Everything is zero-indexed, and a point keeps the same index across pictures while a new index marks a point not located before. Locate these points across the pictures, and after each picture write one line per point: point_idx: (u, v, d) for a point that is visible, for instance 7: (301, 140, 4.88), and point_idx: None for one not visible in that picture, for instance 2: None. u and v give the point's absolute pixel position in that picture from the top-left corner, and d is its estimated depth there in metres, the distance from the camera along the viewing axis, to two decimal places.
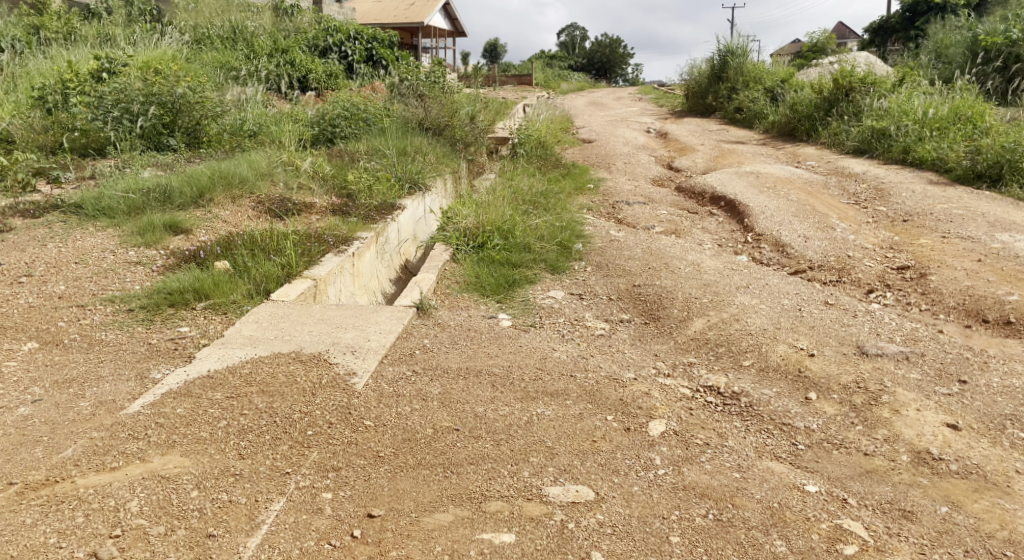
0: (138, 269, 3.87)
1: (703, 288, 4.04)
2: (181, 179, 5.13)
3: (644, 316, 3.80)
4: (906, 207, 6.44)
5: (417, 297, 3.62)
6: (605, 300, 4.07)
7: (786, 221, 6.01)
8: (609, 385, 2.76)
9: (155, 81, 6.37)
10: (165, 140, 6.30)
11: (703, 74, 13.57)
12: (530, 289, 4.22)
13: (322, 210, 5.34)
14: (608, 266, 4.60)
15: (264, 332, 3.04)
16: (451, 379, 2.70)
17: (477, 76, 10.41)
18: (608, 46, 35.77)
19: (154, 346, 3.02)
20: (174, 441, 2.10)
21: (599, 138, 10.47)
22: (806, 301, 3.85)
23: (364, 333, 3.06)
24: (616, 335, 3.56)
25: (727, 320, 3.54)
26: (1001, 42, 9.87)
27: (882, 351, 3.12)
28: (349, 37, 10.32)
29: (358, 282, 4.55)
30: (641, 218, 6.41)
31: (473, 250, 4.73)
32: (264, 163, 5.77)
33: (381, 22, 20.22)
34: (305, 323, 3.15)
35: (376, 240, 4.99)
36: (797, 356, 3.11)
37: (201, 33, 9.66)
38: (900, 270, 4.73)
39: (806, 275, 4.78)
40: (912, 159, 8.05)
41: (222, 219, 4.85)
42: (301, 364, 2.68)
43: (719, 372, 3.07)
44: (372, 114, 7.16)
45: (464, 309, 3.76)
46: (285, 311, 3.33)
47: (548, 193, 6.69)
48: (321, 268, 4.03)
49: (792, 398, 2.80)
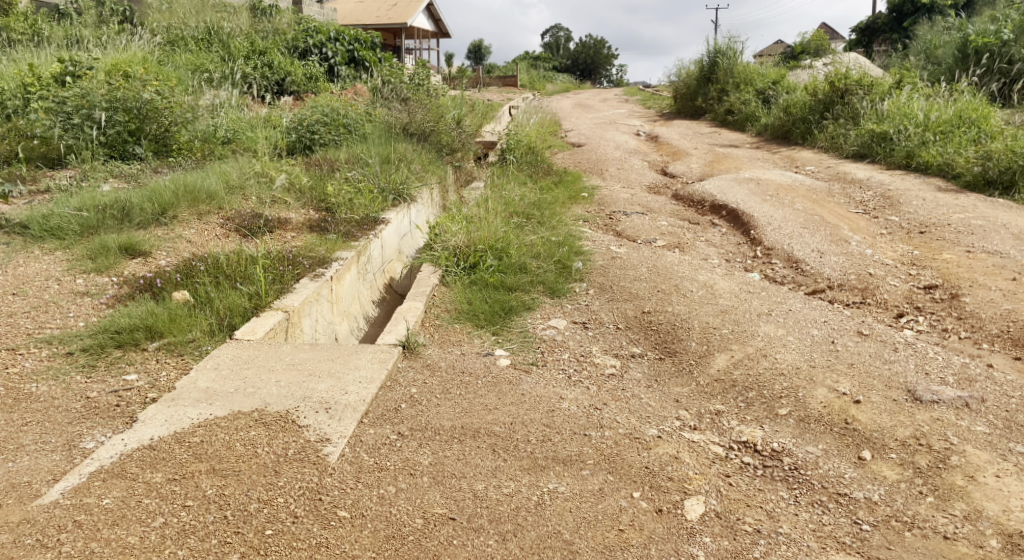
0: (85, 302, 3.41)
1: (720, 316, 3.63)
2: (142, 194, 4.66)
3: (657, 349, 3.41)
4: (921, 217, 6.09)
5: (403, 334, 3.19)
6: (612, 329, 3.66)
7: (796, 233, 5.62)
8: (630, 446, 2.34)
9: (120, 86, 5.89)
10: (130, 149, 5.82)
11: (692, 76, 13.22)
12: (528, 317, 3.80)
13: (298, 226, 4.89)
14: (613, 288, 4.18)
15: (224, 384, 2.59)
16: (443, 444, 2.27)
17: (462, 77, 9.98)
18: (592, 47, 35.43)
19: (91, 401, 2.56)
20: (92, 552, 1.67)
21: (589, 141, 10.06)
22: (837, 331, 3.45)
23: (342, 383, 2.62)
24: (628, 374, 3.16)
25: (754, 355, 3.15)
26: (992, 43, 9.59)
27: (938, 397, 2.72)
28: (330, 39, 9.86)
29: (337, 309, 4.11)
30: (640, 230, 6.01)
31: (464, 272, 4.30)
32: (236, 175, 5.31)
33: (364, 23, 19.73)
34: (272, 371, 2.70)
35: (356, 260, 4.54)
36: (840, 403, 2.70)
37: (174, 35, 9.18)
38: (927, 290, 4.36)
39: (826, 297, 4.41)
40: (917, 164, 7.69)
41: (186, 239, 4.40)
42: (263, 429, 2.23)
43: (753, 423, 2.65)
44: (352, 121, 6.72)
45: (456, 345, 3.33)
46: (250, 354, 2.87)
47: (541, 203, 6.26)
48: (295, 297, 3.59)
49: (843, 457, 2.39)
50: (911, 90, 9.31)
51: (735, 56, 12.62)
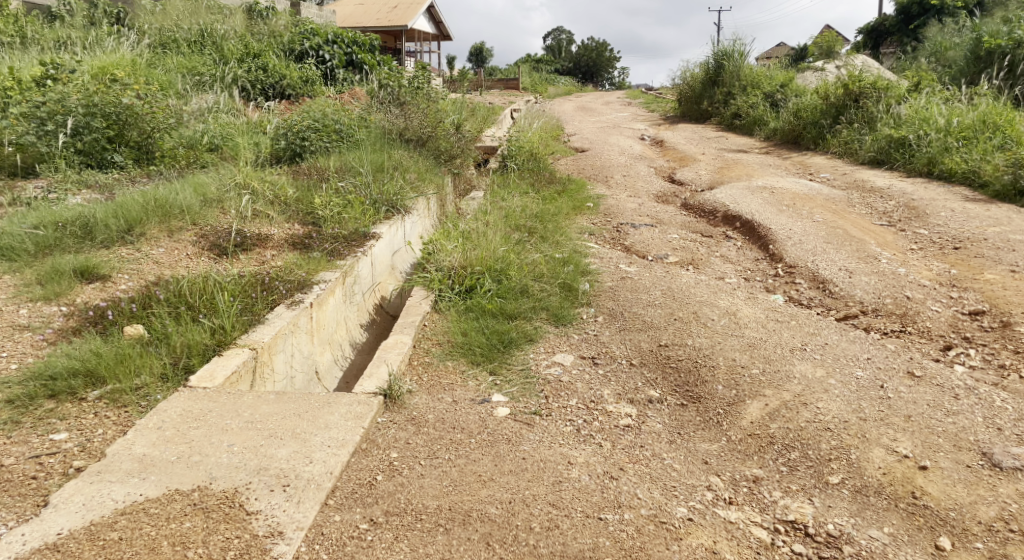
0: (25, 338, 2.99)
1: (748, 352, 3.19)
2: (109, 208, 4.22)
3: (679, 393, 2.96)
4: (953, 230, 5.65)
5: (385, 380, 2.75)
6: (625, 367, 3.22)
7: (820, 248, 5.18)
8: (657, 537, 1.96)
9: (98, 90, 5.44)
10: (108, 156, 5.36)
11: (697, 79, 12.76)
12: (530, 351, 3.36)
13: (279, 243, 4.45)
14: (624, 315, 3.73)
15: (164, 450, 2.17)
16: (426, 537, 1.90)
17: (463, 80, 9.54)
18: (593, 50, 34.93)
19: (4, 471, 2.15)
20: None
21: (593, 146, 9.62)
22: (885, 372, 3.00)
23: (307, 448, 2.20)
24: (648, 425, 2.72)
25: (792, 404, 2.71)
26: (1004, 44, 9.16)
27: (1021, 462, 2.30)
28: (328, 41, 9.42)
29: (317, 339, 3.67)
30: (650, 245, 5.57)
31: (459, 297, 3.86)
32: (214, 186, 4.87)
33: (363, 26, 19.35)
34: (225, 432, 2.27)
35: (342, 282, 4.10)
36: (904, 469, 2.28)
37: (165, 37, 8.78)
38: (974, 316, 3.94)
39: (860, 323, 3.97)
40: (939, 172, 7.25)
41: (153, 259, 3.96)
42: (201, 517, 1.85)
43: (800, 496, 2.23)
44: (344, 126, 6.24)
45: (447, 391, 2.89)
46: (203, 406, 2.44)
47: (543, 215, 5.82)
48: (266, 331, 3.15)
49: (919, 548, 2.01)
50: (929, 95, 8.86)
51: (742, 58, 12.17)
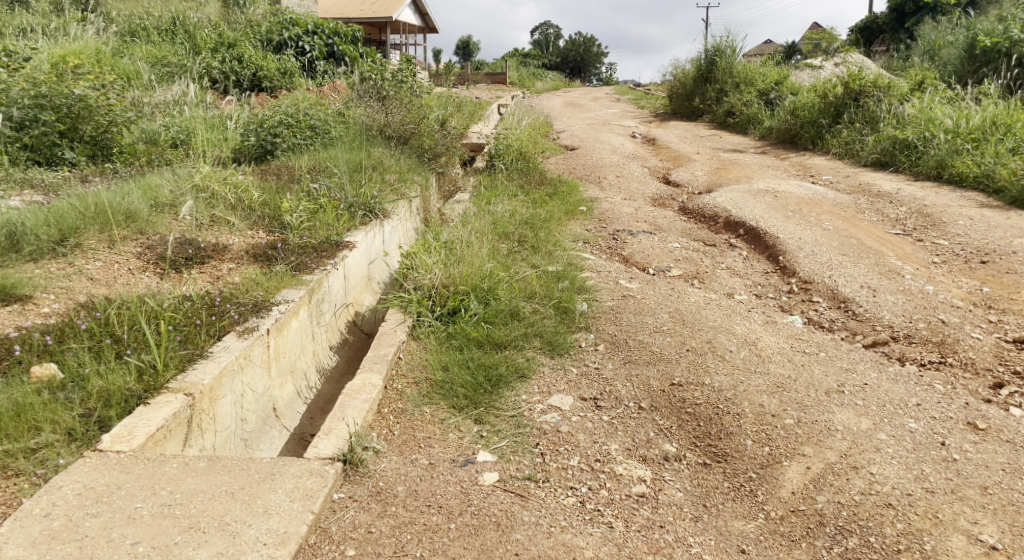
0: None
1: (777, 395, 2.69)
2: (41, 214, 3.65)
3: (700, 449, 2.48)
4: (975, 241, 5.22)
5: (345, 439, 2.25)
6: (633, 411, 2.73)
7: (836, 260, 4.72)
8: None
9: (46, 80, 4.86)
10: (58, 153, 4.77)
11: (688, 74, 12.30)
12: (520, 391, 2.85)
13: (237, 253, 3.90)
14: (627, 342, 3.24)
15: (43, 554, 1.69)
16: None
17: (449, 74, 8.99)
18: (582, 44, 34.51)
19: None
20: None
21: (584, 144, 9.12)
22: (942, 423, 2.53)
23: (234, 548, 1.75)
24: (668, 495, 2.25)
25: (840, 469, 2.25)
26: (1001, 43, 8.80)
27: None
28: (308, 31, 8.83)
29: (276, 369, 3.15)
30: (651, 256, 5.09)
31: (440, 322, 3.36)
32: (168, 188, 4.31)
33: (346, 17, 18.73)
34: (131, 520, 1.79)
35: (309, 301, 3.55)
36: None
37: (135, 25, 8.16)
38: (1019, 344, 3.51)
39: (892, 353, 3.51)
40: (949, 175, 6.82)
41: (88, 275, 3.41)
42: None
43: None
44: (321, 121, 5.63)
45: (423, 449, 2.39)
46: (109, 477, 1.90)
47: (533, 221, 5.31)
48: (208, 369, 2.63)
49: None
50: (933, 94, 8.42)
51: (734, 55, 11.75)
